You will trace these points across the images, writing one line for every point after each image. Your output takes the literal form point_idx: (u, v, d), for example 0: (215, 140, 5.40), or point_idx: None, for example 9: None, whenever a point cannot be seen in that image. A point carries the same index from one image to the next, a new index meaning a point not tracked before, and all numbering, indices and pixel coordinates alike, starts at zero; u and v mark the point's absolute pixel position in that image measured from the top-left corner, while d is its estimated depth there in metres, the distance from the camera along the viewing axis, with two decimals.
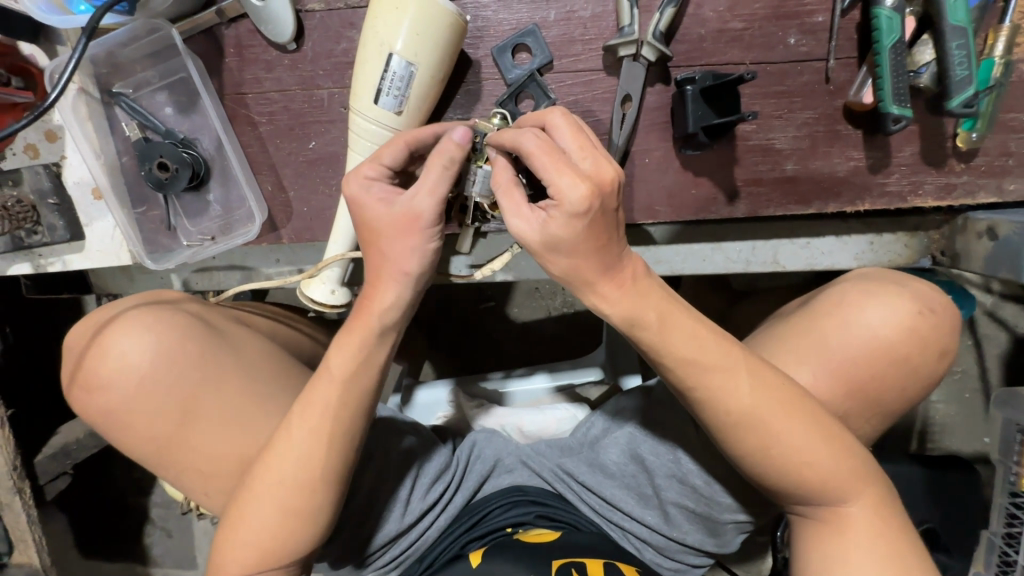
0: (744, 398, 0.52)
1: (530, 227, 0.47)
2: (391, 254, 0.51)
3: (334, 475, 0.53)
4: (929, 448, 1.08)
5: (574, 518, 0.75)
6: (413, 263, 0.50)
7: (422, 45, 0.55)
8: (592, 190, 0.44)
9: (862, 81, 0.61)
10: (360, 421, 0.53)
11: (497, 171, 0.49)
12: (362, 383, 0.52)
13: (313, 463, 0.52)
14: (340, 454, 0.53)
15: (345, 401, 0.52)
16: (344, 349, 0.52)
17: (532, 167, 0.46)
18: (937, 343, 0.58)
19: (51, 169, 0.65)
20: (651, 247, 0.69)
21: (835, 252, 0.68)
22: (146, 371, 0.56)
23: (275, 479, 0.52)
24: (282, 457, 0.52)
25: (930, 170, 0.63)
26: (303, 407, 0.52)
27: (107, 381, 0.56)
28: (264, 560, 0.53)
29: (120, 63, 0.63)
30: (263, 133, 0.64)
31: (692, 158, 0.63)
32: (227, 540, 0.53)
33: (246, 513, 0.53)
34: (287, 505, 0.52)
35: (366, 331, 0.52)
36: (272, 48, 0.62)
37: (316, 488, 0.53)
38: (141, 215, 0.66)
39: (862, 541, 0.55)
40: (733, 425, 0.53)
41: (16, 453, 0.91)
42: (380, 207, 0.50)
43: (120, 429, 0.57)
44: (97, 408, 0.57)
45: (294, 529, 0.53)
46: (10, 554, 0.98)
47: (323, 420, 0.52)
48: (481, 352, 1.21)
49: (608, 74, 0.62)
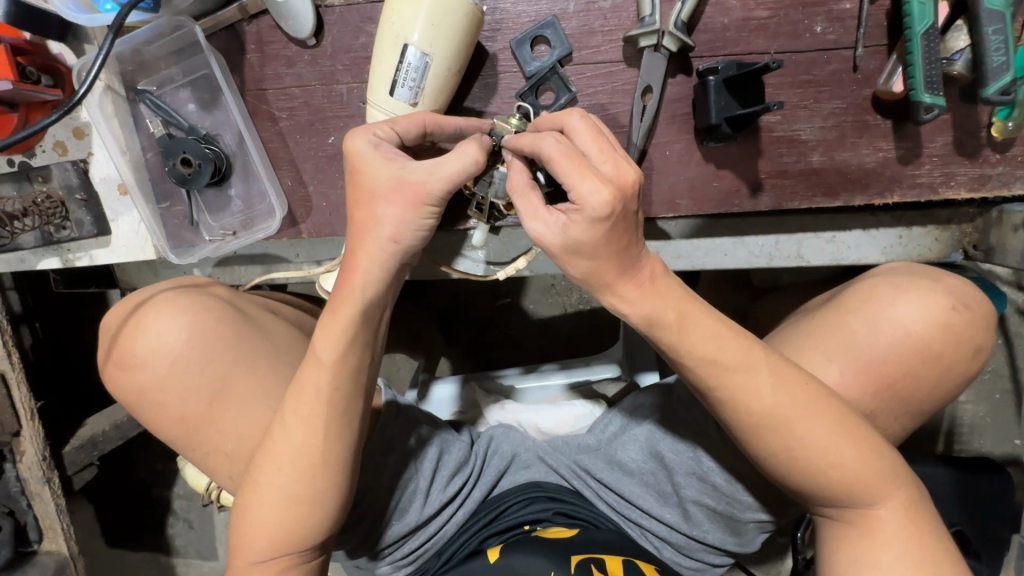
0: (765, 399, 0.51)
1: (549, 230, 0.46)
2: (381, 218, 0.47)
3: (339, 463, 0.52)
4: (957, 450, 1.05)
5: (593, 516, 0.75)
6: (405, 233, 0.47)
7: (437, 35, 0.55)
8: (616, 194, 0.43)
9: (893, 69, 0.59)
10: (360, 404, 0.52)
11: (512, 175, 0.48)
12: (353, 363, 0.51)
13: (313, 450, 0.51)
14: (346, 440, 0.52)
15: (340, 385, 0.51)
16: (331, 330, 0.50)
17: (553, 172, 0.46)
18: (970, 339, 0.57)
19: (79, 165, 0.66)
20: (670, 243, 0.68)
21: (862, 246, 0.66)
22: (179, 351, 0.57)
23: (281, 466, 0.52)
24: (287, 444, 0.52)
25: (964, 161, 0.61)
26: (300, 392, 0.51)
27: (141, 359, 0.57)
28: (274, 548, 0.52)
29: (145, 62, 0.65)
30: (284, 128, 0.65)
31: (714, 150, 0.62)
32: (241, 526, 0.53)
33: (256, 502, 0.52)
34: (293, 492, 0.51)
35: (353, 313, 0.49)
36: (293, 44, 0.63)
37: (322, 477, 0.52)
38: (165, 211, 0.67)
39: (891, 544, 0.53)
40: (758, 424, 0.51)
41: (45, 443, 0.94)
42: (391, 169, 0.47)
43: (148, 409, 0.58)
44: (129, 386, 0.58)
45: (302, 519, 0.52)
46: (40, 542, 1.01)
47: (322, 403, 0.51)
48: (497, 348, 1.22)
49: (628, 66, 0.62)
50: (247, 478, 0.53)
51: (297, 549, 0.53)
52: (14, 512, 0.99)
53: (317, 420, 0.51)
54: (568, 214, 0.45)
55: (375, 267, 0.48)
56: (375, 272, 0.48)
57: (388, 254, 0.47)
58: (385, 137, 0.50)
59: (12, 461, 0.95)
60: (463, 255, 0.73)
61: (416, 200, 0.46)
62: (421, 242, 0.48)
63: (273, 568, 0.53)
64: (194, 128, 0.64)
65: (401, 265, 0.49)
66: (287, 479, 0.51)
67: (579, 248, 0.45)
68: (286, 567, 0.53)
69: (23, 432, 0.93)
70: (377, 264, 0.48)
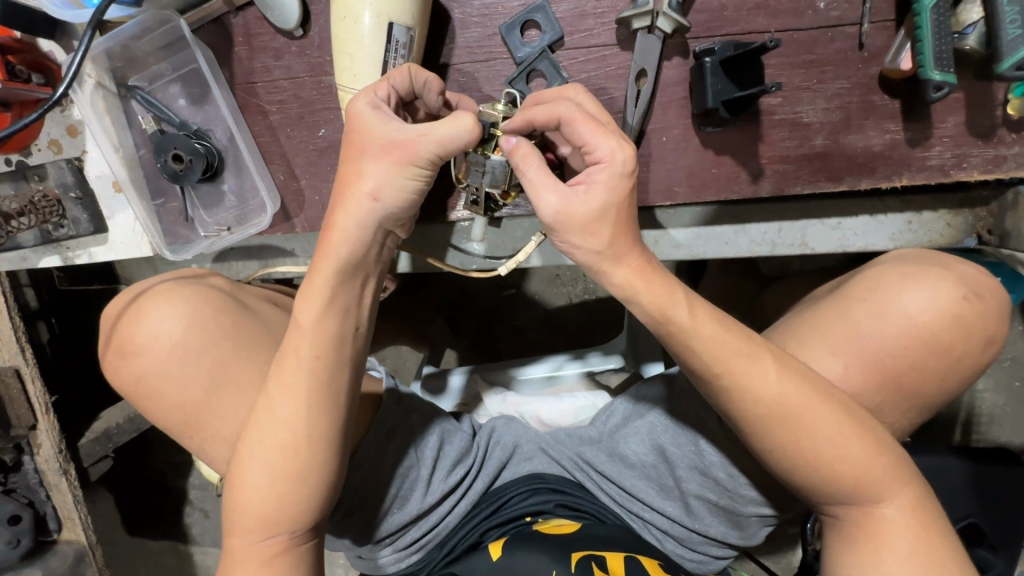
0: (769, 384, 0.49)
1: (566, 197, 0.44)
2: (366, 173, 0.47)
3: (324, 436, 0.52)
4: (975, 439, 1.02)
5: (595, 508, 0.74)
6: (385, 191, 0.47)
7: (415, 6, 0.55)
8: (636, 152, 0.45)
9: (900, 45, 0.56)
10: (344, 375, 0.52)
11: (524, 151, 0.45)
12: (334, 329, 0.50)
13: (297, 424, 0.51)
14: (330, 412, 0.52)
15: (321, 352, 0.50)
16: (310, 295, 0.49)
17: (575, 133, 0.46)
18: (981, 327, 0.54)
19: (73, 164, 0.67)
20: (670, 231, 0.66)
21: (869, 232, 0.64)
22: (178, 336, 0.57)
23: (267, 442, 0.51)
24: (271, 420, 0.51)
25: (978, 142, 0.58)
26: (283, 362, 0.51)
27: (140, 346, 0.57)
28: (265, 528, 0.52)
29: (135, 57, 0.64)
30: (274, 122, 0.64)
31: (713, 136, 0.60)
32: (232, 506, 0.53)
33: (245, 482, 0.52)
34: (279, 468, 0.51)
35: (330, 276, 0.49)
36: (280, 36, 0.62)
37: (308, 451, 0.51)
38: (160, 207, 0.67)
39: (898, 543, 0.52)
40: (761, 415, 0.50)
41: (61, 436, 0.96)
42: (383, 130, 0.46)
43: (148, 397, 0.59)
44: (129, 373, 0.58)
45: (290, 497, 0.52)
46: (59, 532, 1.04)
47: (305, 373, 0.50)
48: (503, 339, 1.21)
49: (622, 49, 0.60)
50: (235, 457, 0.53)
51: (286, 530, 0.53)
52: (33, 503, 1.01)
53: (299, 389, 0.51)
54: (591, 177, 0.44)
55: (353, 227, 0.48)
56: (354, 235, 0.48)
57: (367, 211, 0.47)
58: (385, 97, 0.50)
59: (30, 453, 0.97)
60: (459, 249, 0.72)
61: (404, 159, 0.46)
62: (403, 205, 0.48)
63: (265, 550, 0.53)
64: (185, 124, 0.64)
65: (379, 227, 0.48)
66: (273, 456, 0.51)
67: (573, 224, 0.44)
68: (277, 548, 0.53)
69: (39, 426, 0.95)
70: (358, 224, 0.47)
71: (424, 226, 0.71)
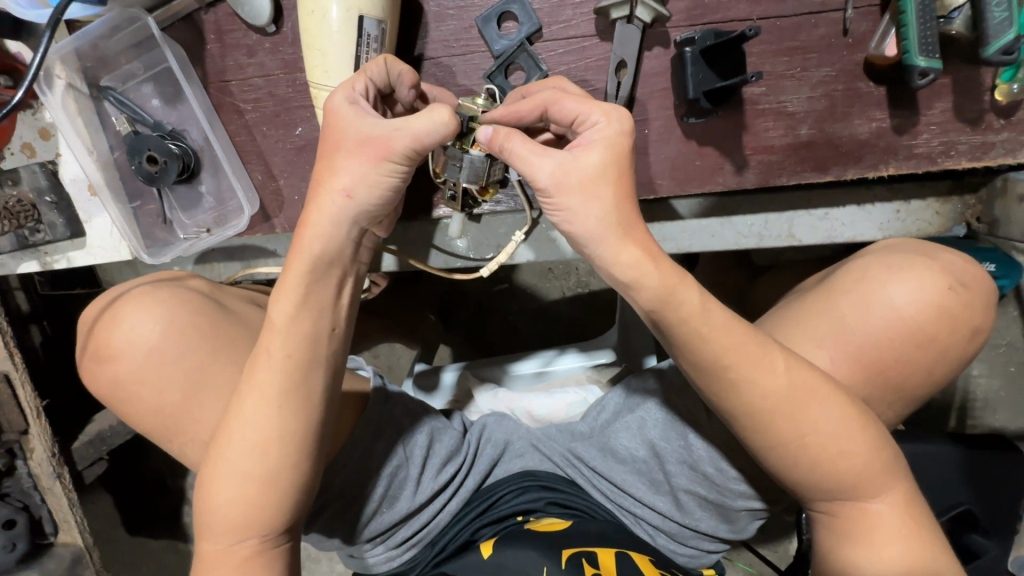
0: (776, 378, 0.49)
1: (561, 162, 0.43)
2: (340, 170, 0.45)
3: (296, 438, 0.51)
4: (970, 425, 1.02)
5: (587, 504, 0.73)
6: (356, 186, 0.46)
7: None
8: (628, 115, 0.45)
9: (885, 30, 0.55)
10: (318, 375, 0.51)
11: (506, 132, 0.44)
12: (307, 329, 0.50)
13: (268, 426, 0.50)
14: (305, 413, 0.51)
15: (294, 352, 0.50)
16: (284, 293, 0.49)
17: (563, 108, 0.47)
18: (969, 319, 0.54)
19: (47, 167, 0.66)
20: (657, 224, 0.64)
21: (858, 223, 0.63)
22: (157, 339, 0.56)
23: (239, 445, 0.51)
24: (244, 421, 0.51)
25: (965, 129, 0.57)
26: (256, 361, 0.50)
27: (118, 350, 0.57)
28: (238, 531, 0.52)
29: (106, 57, 0.63)
30: (250, 120, 0.63)
31: (696, 127, 0.59)
32: (205, 509, 0.53)
33: (218, 484, 0.51)
34: (252, 470, 0.51)
35: (304, 272, 0.48)
36: (252, 32, 0.61)
37: (284, 453, 0.51)
38: (137, 209, 0.66)
39: (888, 537, 0.52)
40: (765, 409, 0.49)
41: (53, 440, 0.96)
42: (360, 124, 0.45)
43: (125, 401, 0.58)
44: (108, 378, 0.58)
45: (264, 499, 0.51)
46: (56, 534, 1.03)
47: (277, 372, 0.50)
48: (495, 334, 1.20)
49: (601, 40, 0.58)
50: (209, 459, 0.52)
51: (261, 531, 0.52)
52: (28, 506, 1.01)
53: (270, 389, 0.50)
54: (587, 141, 0.44)
55: (326, 222, 0.47)
56: (325, 228, 0.47)
57: (340, 208, 0.46)
58: (362, 91, 0.49)
59: (23, 457, 0.97)
60: (443, 247, 0.71)
61: (379, 155, 0.45)
62: (378, 201, 0.47)
63: (239, 553, 0.52)
64: (159, 124, 0.63)
65: (354, 224, 0.47)
66: (246, 458, 0.51)
67: (571, 194, 0.42)
68: (252, 550, 0.53)
69: (31, 430, 0.94)
70: (330, 220, 0.46)
71: (405, 223, 0.70)
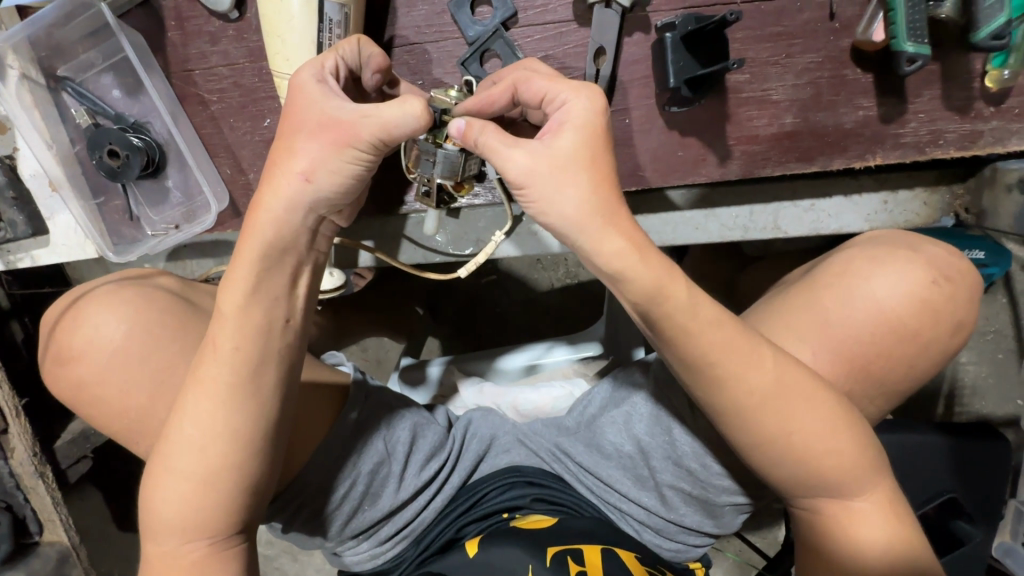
0: (755, 383, 0.48)
1: (537, 156, 0.41)
2: (298, 152, 0.45)
3: (248, 435, 0.50)
4: (957, 413, 1.02)
5: (572, 499, 0.73)
6: (314, 170, 0.45)
7: None
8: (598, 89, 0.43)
9: (873, 15, 0.53)
10: (271, 368, 0.50)
11: (478, 125, 0.42)
12: (258, 319, 0.49)
13: (218, 424, 0.50)
14: (253, 410, 0.50)
15: (241, 344, 0.48)
16: (233, 281, 0.48)
17: (531, 90, 0.45)
18: (952, 312, 0.53)
19: (4, 162, 0.63)
20: (640, 217, 0.62)
21: (844, 214, 0.61)
22: (121, 339, 0.55)
23: (190, 441, 0.50)
24: (197, 418, 0.50)
25: (954, 116, 0.55)
26: (206, 353, 0.50)
27: (80, 351, 0.55)
28: (188, 532, 0.51)
29: (62, 45, 0.60)
30: (215, 112, 0.60)
31: (678, 116, 0.57)
32: (153, 510, 0.52)
33: (167, 481, 0.51)
34: (207, 470, 0.50)
35: (254, 260, 0.47)
36: (214, 19, 0.58)
37: (230, 451, 0.50)
38: (101, 206, 0.64)
39: (870, 537, 0.52)
40: (740, 412, 0.48)
41: (33, 440, 0.94)
42: (323, 107, 0.45)
43: (88, 404, 0.56)
44: (69, 380, 0.56)
45: (212, 498, 0.51)
46: (41, 533, 1.02)
47: (226, 366, 0.49)
48: (482, 327, 1.19)
49: (580, 25, 0.56)
50: (160, 458, 0.51)
51: (212, 532, 0.52)
52: (11, 506, 0.99)
53: (222, 385, 0.49)
54: (557, 123, 0.42)
55: (281, 207, 0.46)
56: (279, 214, 0.46)
57: (298, 191, 0.45)
58: (333, 70, 0.49)
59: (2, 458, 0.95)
60: (421, 242, 0.69)
61: (341, 141, 0.44)
62: (338, 188, 0.46)
63: (190, 555, 0.52)
64: (120, 117, 0.60)
65: (312, 210, 0.47)
66: (201, 459, 0.50)
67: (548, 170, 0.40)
68: (202, 553, 0.52)
69: (9, 429, 0.92)
70: (286, 204, 0.46)
71: (380, 218, 0.69)
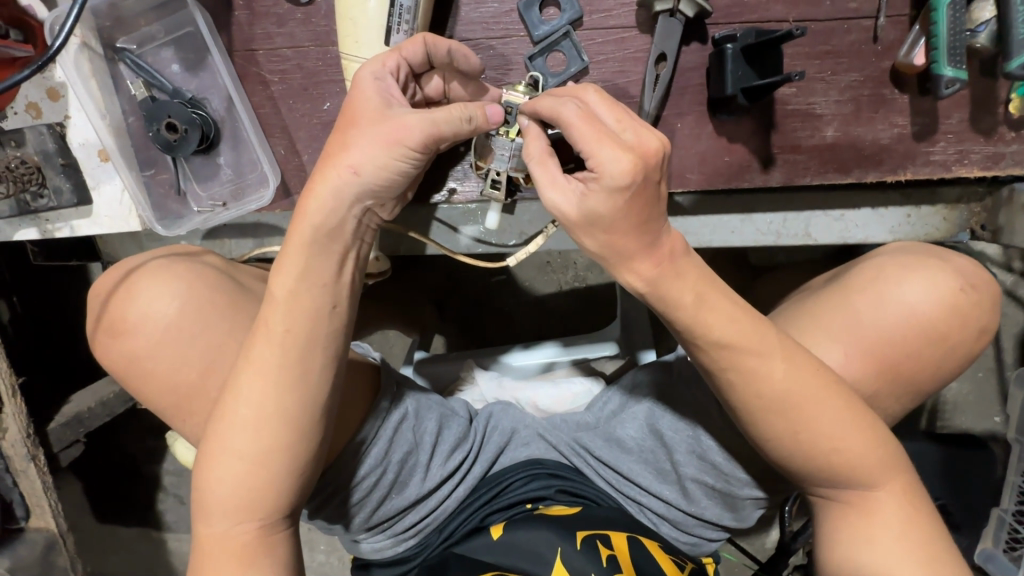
0: (791, 381, 0.51)
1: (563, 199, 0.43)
2: (351, 146, 0.46)
3: (299, 418, 0.50)
4: (939, 426, 1.06)
5: (593, 492, 0.75)
6: (364, 163, 0.46)
7: None
8: (638, 162, 0.41)
9: (914, 40, 0.57)
10: (319, 351, 0.50)
11: (529, 142, 0.46)
12: (310, 303, 0.49)
13: (270, 406, 0.50)
14: (302, 393, 0.50)
15: (293, 326, 0.49)
16: (284, 267, 0.48)
17: (569, 138, 0.43)
18: (977, 318, 0.57)
19: (55, 129, 0.63)
20: (679, 217, 0.65)
21: (870, 225, 0.65)
22: (173, 316, 0.55)
23: (241, 422, 0.50)
24: (249, 398, 0.50)
25: (979, 139, 0.60)
26: (256, 335, 0.50)
27: (134, 325, 0.55)
28: (240, 512, 0.51)
29: (125, 17, 0.60)
30: (276, 92, 0.61)
31: (727, 123, 0.60)
32: (203, 491, 0.52)
33: (218, 463, 0.51)
34: (256, 451, 0.50)
35: (304, 246, 0.48)
36: (285, 1, 0.59)
37: (283, 432, 0.50)
38: (149, 179, 0.64)
39: (890, 525, 0.55)
40: (780, 405, 0.51)
41: (28, 421, 0.89)
42: (377, 107, 0.48)
43: (138, 379, 0.56)
44: (120, 354, 0.56)
45: (262, 479, 0.51)
46: (28, 519, 0.97)
47: (277, 348, 0.49)
48: (491, 326, 1.20)
49: (641, 32, 0.59)
50: (212, 439, 0.51)
51: (261, 515, 0.52)
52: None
53: (273, 366, 0.49)
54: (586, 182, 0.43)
55: (329, 197, 0.46)
56: (327, 203, 0.46)
57: (345, 183, 0.46)
58: (394, 68, 0.50)
59: None
60: (462, 233, 0.71)
61: (392, 138, 0.46)
62: (383, 182, 0.47)
63: (239, 537, 0.52)
64: (178, 91, 0.60)
65: (358, 202, 0.47)
66: (253, 440, 0.50)
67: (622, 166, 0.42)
68: (251, 535, 0.52)
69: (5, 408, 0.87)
70: (333, 195, 0.46)
71: (423, 207, 0.70)
